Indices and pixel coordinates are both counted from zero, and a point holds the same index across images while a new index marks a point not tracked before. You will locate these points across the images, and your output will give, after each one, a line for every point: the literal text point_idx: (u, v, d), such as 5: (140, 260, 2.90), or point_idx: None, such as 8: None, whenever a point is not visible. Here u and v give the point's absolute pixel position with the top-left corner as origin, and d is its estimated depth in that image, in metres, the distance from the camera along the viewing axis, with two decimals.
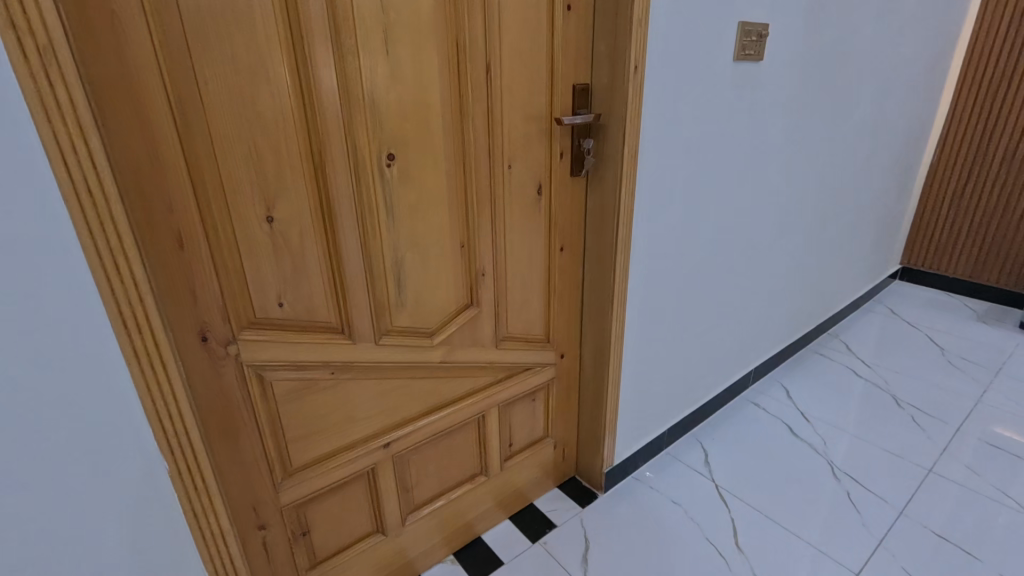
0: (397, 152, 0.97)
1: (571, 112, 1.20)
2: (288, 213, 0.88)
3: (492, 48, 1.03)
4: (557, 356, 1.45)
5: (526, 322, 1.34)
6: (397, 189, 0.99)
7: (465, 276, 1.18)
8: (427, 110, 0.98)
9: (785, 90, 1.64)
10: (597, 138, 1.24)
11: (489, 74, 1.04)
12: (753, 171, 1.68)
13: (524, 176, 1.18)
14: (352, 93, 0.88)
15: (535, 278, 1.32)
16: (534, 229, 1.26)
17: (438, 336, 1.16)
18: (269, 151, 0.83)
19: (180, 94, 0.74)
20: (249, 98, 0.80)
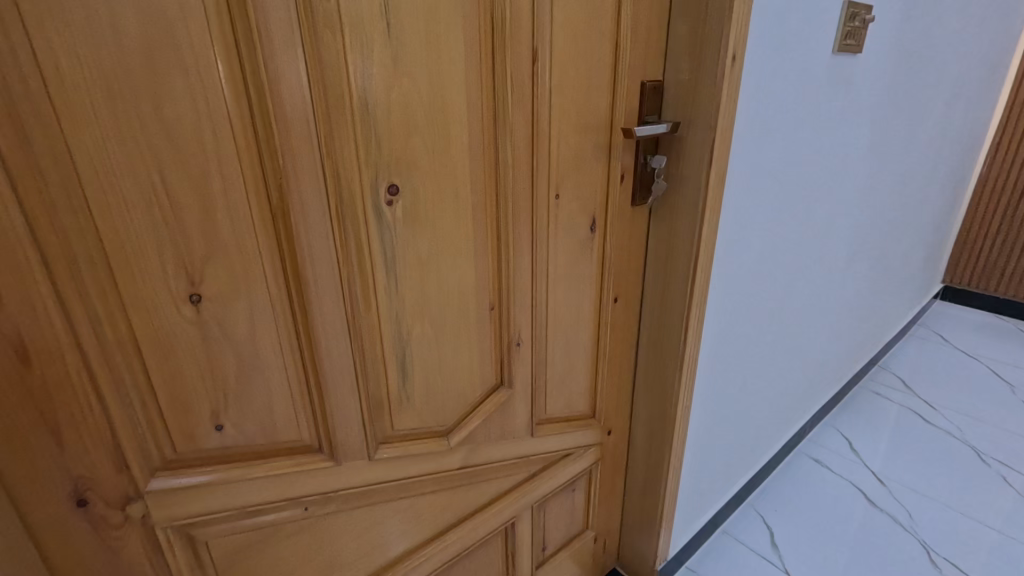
0: (402, 186, 0.63)
1: (637, 120, 0.88)
2: (227, 292, 0.54)
3: (542, 29, 0.69)
4: (604, 433, 1.12)
5: (569, 396, 1.01)
6: (401, 238, 0.65)
7: (495, 348, 0.84)
8: (446, 119, 0.65)
9: (874, 92, 1.32)
10: (669, 157, 0.92)
11: (536, 69, 0.71)
12: (832, 191, 1.36)
13: (573, 209, 0.86)
14: (332, 97, 0.55)
15: (582, 339, 0.99)
16: (582, 277, 0.93)
17: (457, 435, 0.82)
18: (190, 192, 0.49)
19: (8, 97, 0.40)
20: (147, 103, 0.45)
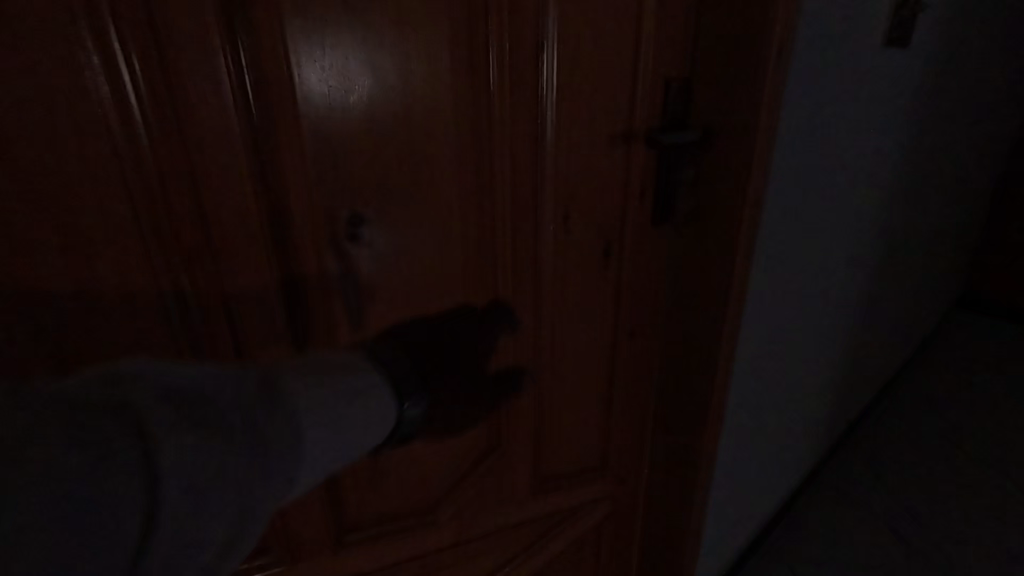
0: (365, 209, 0.55)
1: (656, 126, 0.76)
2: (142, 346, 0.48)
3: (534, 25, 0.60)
4: (616, 483, 0.98)
5: (576, 445, 0.87)
6: (370, 281, 0.58)
7: (491, 400, 0.74)
8: (424, 148, 0.57)
9: (911, 99, 1.21)
10: (695, 168, 0.77)
11: (526, 72, 0.61)
12: (864, 200, 1.21)
13: (581, 240, 0.75)
14: (277, 112, 0.48)
15: (592, 380, 0.85)
16: (592, 313, 0.81)
17: (439, 505, 0.69)
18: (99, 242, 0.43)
19: None
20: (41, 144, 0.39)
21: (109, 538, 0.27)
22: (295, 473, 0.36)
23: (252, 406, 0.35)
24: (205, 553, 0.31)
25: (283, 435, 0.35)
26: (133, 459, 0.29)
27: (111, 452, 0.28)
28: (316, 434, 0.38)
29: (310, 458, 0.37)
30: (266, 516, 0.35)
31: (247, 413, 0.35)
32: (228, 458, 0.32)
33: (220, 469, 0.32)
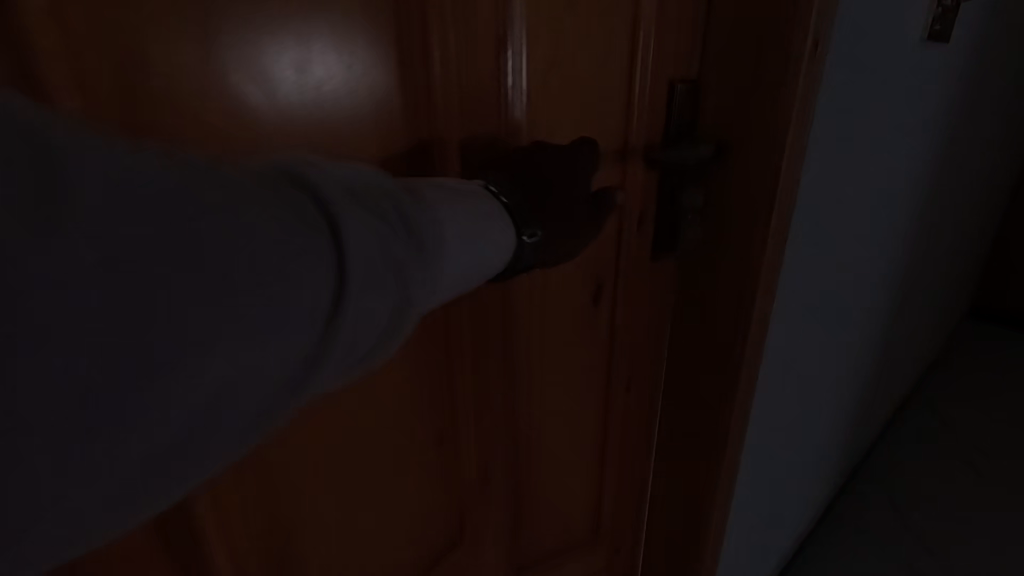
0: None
1: (657, 142, 0.62)
2: None
3: (499, 38, 0.47)
4: (606, 552, 0.88)
5: (561, 521, 0.78)
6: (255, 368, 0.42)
7: (458, 492, 0.62)
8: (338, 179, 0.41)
9: (945, 107, 1.07)
10: (706, 193, 0.63)
11: (489, 98, 0.48)
12: (893, 224, 1.07)
13: (563, 297, 0.63)
14: (243, 153, 0.36)
15: (582, 431, 0.74)
16: (576, 376, 0.70)
17: None
18: None
19: None
20: None
21: (297, 293, 0.23)
22: (442, 285, 0.32)
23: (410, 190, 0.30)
24: (381, 330, 0.27)
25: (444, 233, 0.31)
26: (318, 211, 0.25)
27: (291, 198, 0.24)
28: (465, 245, 0.34)
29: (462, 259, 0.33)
30: (426, 309, 0.30)
31: (404, 191, 0.30)
32: (400, 226, 0.27)
33: (393, 233, 0.27)
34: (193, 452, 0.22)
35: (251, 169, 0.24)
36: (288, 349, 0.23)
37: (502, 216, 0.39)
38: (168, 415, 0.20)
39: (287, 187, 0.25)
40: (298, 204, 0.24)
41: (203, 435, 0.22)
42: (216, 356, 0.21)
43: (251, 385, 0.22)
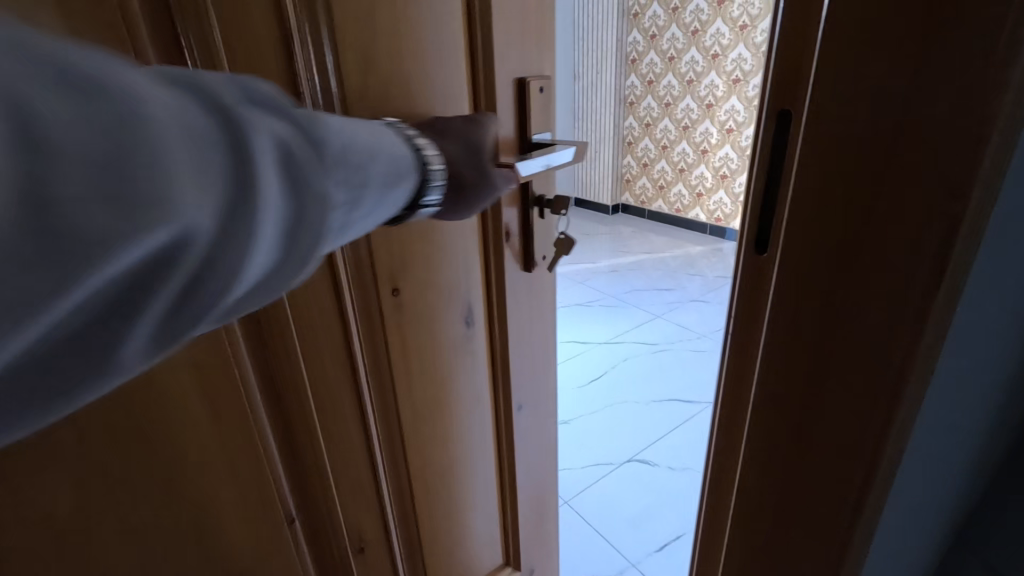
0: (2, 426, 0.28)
1: (522, 142, 0.55)
2: None
3: (291, 41, 0.36)
4: (513, 563, 0.78)
5: (467, 556, 0.68)
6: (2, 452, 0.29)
7: (322, 560, 0.49)
8: None
9: None
10: (757, 252, 0.36)
11: None
12: None
13: (430, 308, 0.51)
14: None
15: (476, 451, 0.64)
16: (466, 396, 0.60)
17: None
18: None
19: None
20: None
21: (221, 187, 0.20)
22: (360, 205, 0.28)
23: (316, 117, 0.27)
24: (308, 243, 0.24)
25: (348, 150, 0.27)
26: (209, 103, 0.21)
27: (184, 95, 0.20)
28: (375, 163, 0.30)
29: (371, 195, 0.30)
30: (344, 226, 0.27)
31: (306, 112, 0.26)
32: (315, 164, 0.25)
33: (312, 168, 0.24)
34: (167, 341, 0.20)
35: (133, 68, 0.19)
36: (235, 245, 0.20)
37: (406, 158, 0.33)
38: (120, 320, 0.18)
39: (183, 97, 0.20)
40: (195, 132, 0.20)
41: (164, 323, 0.19)
42: (152, 250, 0.17)
43: (202, 298, 0.20)
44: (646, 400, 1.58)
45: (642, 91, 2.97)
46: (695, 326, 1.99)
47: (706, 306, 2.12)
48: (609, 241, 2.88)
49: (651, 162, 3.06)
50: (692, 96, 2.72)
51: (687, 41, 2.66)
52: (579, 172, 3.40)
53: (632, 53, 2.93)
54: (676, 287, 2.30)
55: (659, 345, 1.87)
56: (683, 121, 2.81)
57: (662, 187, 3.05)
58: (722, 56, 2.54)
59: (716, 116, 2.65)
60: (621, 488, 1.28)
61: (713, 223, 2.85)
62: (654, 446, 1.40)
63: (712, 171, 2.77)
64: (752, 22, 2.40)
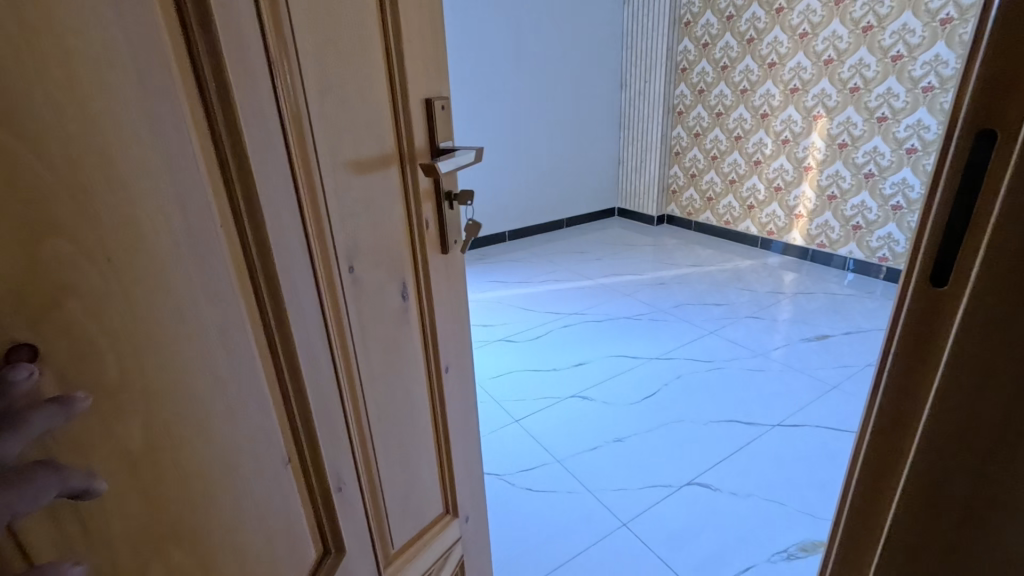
0: (93, 388, 0.35)
1: (437, 149, 0.70)
2: (53, 384, 0.33)
3: (276, 62, 0.47)
4: (451, 510, 0.91)
5: (416, 505, 0.80)
6: (105, 392, 0.36)
7: (313, 504, 0.58)
8: (177, 197, 0.40)
9: None
10: (932, 280, 0.41)
11: (277, 125, 0.48)
12: None
13: (377, 280, 0.64)
14: (83, 230, 0.34)
15: (417, 408, 0.77)
16: (408, 358, 0.73)
17: None
18: (104, 282, 0.35)
19: (113, 143, 0.35)
20: (158, 146, 0.38)
21: None
22: None
23: None
24: None
25: None
26: None
27: None
28: None
29: None
30: None
31: None
32: None
33: None
34: None
35: None
36: None
37: None
38: None
39: None
40: None
41: None
42: None
43: None
44: (704, 420, 1.78)
45: (691, 100, 3.45)
46: (745, 341, 2.26)
47: (756, 322, 2.40)
48: (651, 252, 3.36)
49: (701, 173, 3.55)
50: (746, 107, 3.14)
51: (744, 49, 3.07)
52: (625, 180, 4.02)
53: (683, 61, 3.41)
54: (722, 304, 2.61)
55: (716, 362, 2.11)
56: (736, 131, 3.24)
57: (710, 199, 3.53)
58: (780, 65, 2.91)
59: (773, 126, 3.03)
60: (673, 506, 1.45)
61: (764, 236, 3.26)
62: (715, 471, 1.56)
63: (765, 183, 3.17)
64: (813, 30, 2.71)
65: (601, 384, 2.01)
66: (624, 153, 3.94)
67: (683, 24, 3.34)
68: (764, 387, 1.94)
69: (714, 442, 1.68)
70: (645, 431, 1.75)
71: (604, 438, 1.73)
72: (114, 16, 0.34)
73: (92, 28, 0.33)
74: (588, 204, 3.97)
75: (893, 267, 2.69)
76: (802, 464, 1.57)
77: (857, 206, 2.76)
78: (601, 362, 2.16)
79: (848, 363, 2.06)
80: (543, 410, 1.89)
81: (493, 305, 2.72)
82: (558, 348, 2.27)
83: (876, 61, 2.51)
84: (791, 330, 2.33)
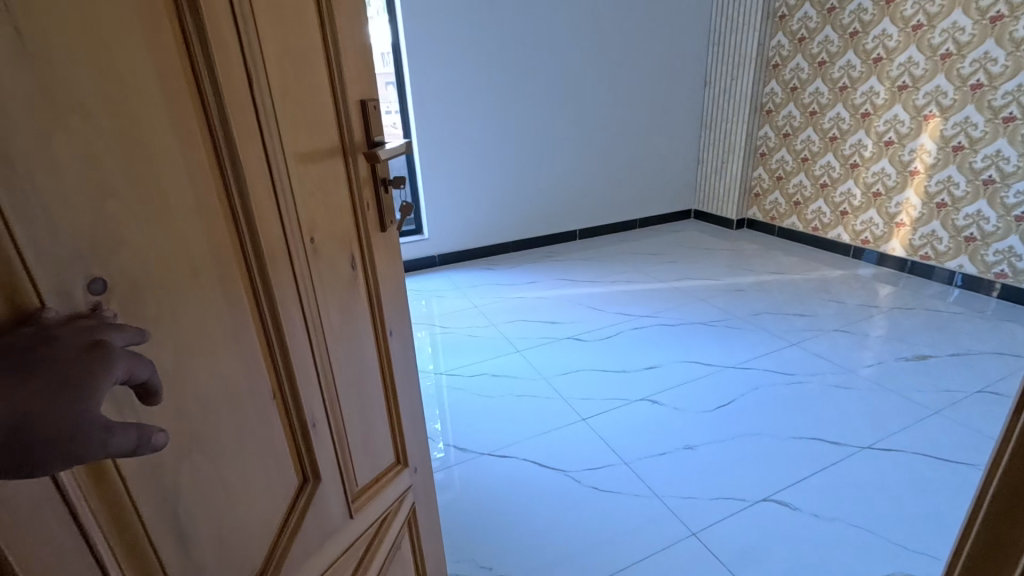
0: (137, 318, 0.46)
1: (370, 141, 0.84)
2: (124, 305, 0.45)
3: (253, 67, 0.58)
4: (402, 461, 1.04)
5: (372, 453, 0.93)
6: (141, 325, 0.47)
7: (290, 438, 0.69)
8: (186, 176, 0.51)
9: None
10: None
11: (254, 118, 0.59)
12: None
13: (332, 250, 0.77)
14: (128, 195, 0.45)
15: (369, 364, 0.89)
16: (359, 319, 0.85)
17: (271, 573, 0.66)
18: (143, 240, 0.46)
19: (143, 131, 0.46)
20: (171, 135, 0.49)
21: None
22: None
23: None
24: None
25: None
26: None
27: None
28: None
29: None
30: None
31: None
32: None
33: None
34: None
35: None
36: None
37: None
38: None
39: None
40: None
41: None
42: None
43: None
44: (784, 435, 1.83)
45: (783, 98, 3.56)
46: (833, 356, 2.29)
47: (843, 336, 2.43)
48: (726, 257, 3.49)
49: (789, 175, 3.65)
50: (845, 106, 3.17)
51: (846, 44, 3.10)
52: (704, 181, 4.19)
53: (775, 57, 3.53)
54: (806, 314, 2.66)
55: (798, 377, 2.15)
56: (832, 131, 3.28)
57: (799, 202, 3.62)
58: (887, 60, 2.89)
59: (875, 126, 3.04)
60: (732, 523, 1.50)
61: (857, 244, 3.30)
62: (791, 491, 1.60)
63: (862, 187, 3.19)
64: (929, 21, 2.68)
65: (672, 390, 2.10)
66: (704, 153, 4.13)
67: (778, 18, 3.46)
68: (835, 406, 1.96)
69: (799, 459, 1.72)
70: (718, 441, 1.82)
71: (675, 444, 1.82)
72: (133, 29, 0.45)
73: (125, 40, 0.44)
74: (662, 205, 4.19)
75: (1011, 285, 2.62)
76: (878, 488, 1.59)
77: (971, 215, 2.70)
78: (669, 367, 2.25)
79: (951, 388, 2.03)
80: (608, 411, 2.00)
81: (562, 305, 2.89)
82: (627, 351, 2.40)
83: (1005, 55, 2.43)
84: (885, 348, 2.33)
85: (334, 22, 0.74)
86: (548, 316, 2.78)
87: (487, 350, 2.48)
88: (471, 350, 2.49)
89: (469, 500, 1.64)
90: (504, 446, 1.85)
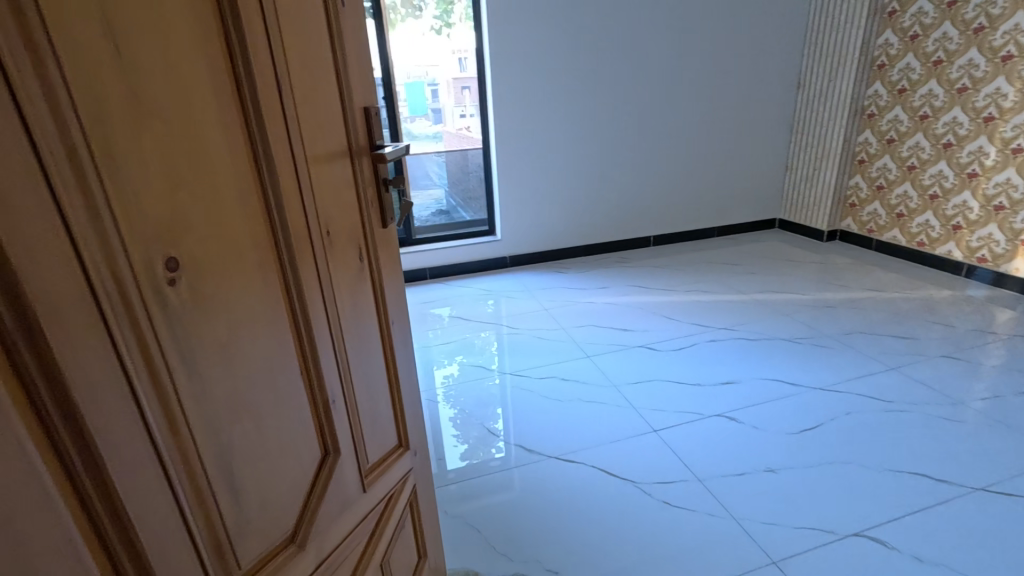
0: (199, 295, 0.54)
1: (373, 144, 0.93)
2: (192, 282, 0.52)
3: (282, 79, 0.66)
4: (404, 445, 1.11)
5: (379, 434, 1.00)
6: (203, 301, 0.54)
7: (314, 413, 0.76)
8: (233, 175, 0.58)
9: None
10: None
11: (283, 125, 0.67)
12: None
13: (344, 243, 0.85)
14: (191, 188, 0.52)
15: (374, 351, 0.97)
16: (365, 309, 0.93)
17: (302, 532, 0.73)
18: (202, 228, 0.54)
19: (203, 134, 0.53)
20: (222, 139, 0.56)
21: None
22: None
23: None
24: None
25: None
26: None
27: None
28: None
29: None
30: None
31: None
32: None
33: None
34: None
35: None
36: None
37: None
38: None
39: None
40: None
41: None
42: None
43: None
44: (877, 466, 1.77)
45: (888, 100, 3.38)
46: (944, 388, 2.15)
47: (954, 364, 2.31)
48: (816, 272, 3.36)
49: (891, 185, 3.44)
50: (964, 109, 2.94)
51: (969, 41, 2.87)
52: (793, 189, 4.05)
53: (882, 57, 3.36)
54: (908, 337, 2.54)
55: (895, 405, 2.06)
56: (946, 138, 3.05)
57: (902, 215, 3.40)
58: (1018, 59, 2.65)
59: (1000, 131, 2.78)
60: (821, 556, 1.46)
61: (971, 262, 3.05)
62: (881, 527, 1.54)
63: (980, 200, 2.93)
64: None
65: (746, 408, 2.10)
66: (794, 160, 3.99)
67: (887, 15, 3.29)
68: (927, 440, 1.86)
69: (873, 489, 1.69)
70: (799, 466, 1.79)
71: (755, 466, 1.80)
72: (194, 48, 0.52)
73: (189, 56, 0.52)
74: (745, 214, 4.09)
75: None
76: (930, 507, 1.60)
77: None
78: (751, 385, 2.24)
79: None
80: (682, 424, 2.02)
81: (634, 313, 2.94)
82: (698, 367, 2.39)
83: None
84: (1000, 378, 2.19)
85: (341, 38, 0.82)
86: (616, 324, 2.83)
87: (559, 354, 2.55)
88: (543, 351, 2.59)
89: (511, 518, 1.64)
90: (571, 451, 1.91)
